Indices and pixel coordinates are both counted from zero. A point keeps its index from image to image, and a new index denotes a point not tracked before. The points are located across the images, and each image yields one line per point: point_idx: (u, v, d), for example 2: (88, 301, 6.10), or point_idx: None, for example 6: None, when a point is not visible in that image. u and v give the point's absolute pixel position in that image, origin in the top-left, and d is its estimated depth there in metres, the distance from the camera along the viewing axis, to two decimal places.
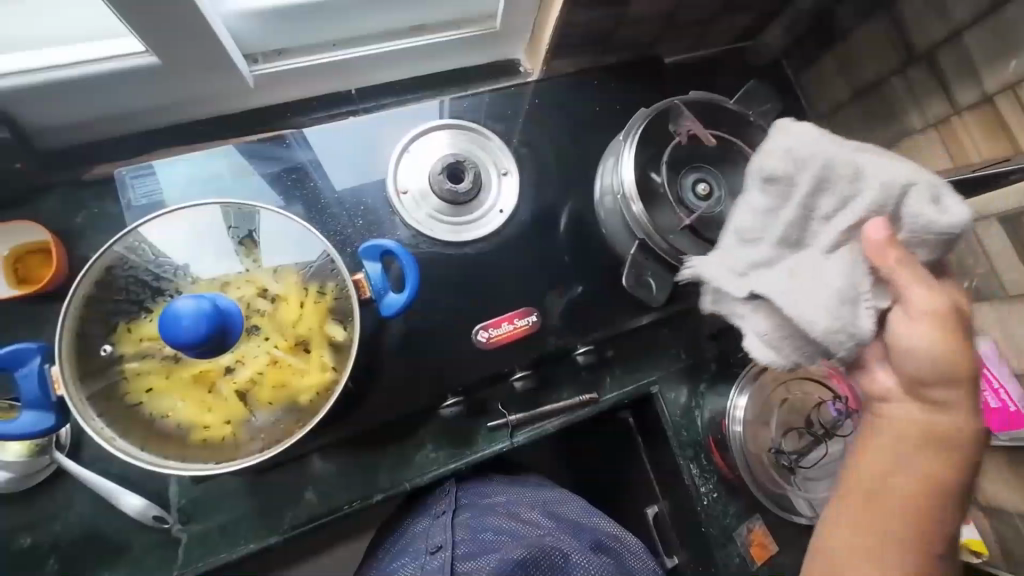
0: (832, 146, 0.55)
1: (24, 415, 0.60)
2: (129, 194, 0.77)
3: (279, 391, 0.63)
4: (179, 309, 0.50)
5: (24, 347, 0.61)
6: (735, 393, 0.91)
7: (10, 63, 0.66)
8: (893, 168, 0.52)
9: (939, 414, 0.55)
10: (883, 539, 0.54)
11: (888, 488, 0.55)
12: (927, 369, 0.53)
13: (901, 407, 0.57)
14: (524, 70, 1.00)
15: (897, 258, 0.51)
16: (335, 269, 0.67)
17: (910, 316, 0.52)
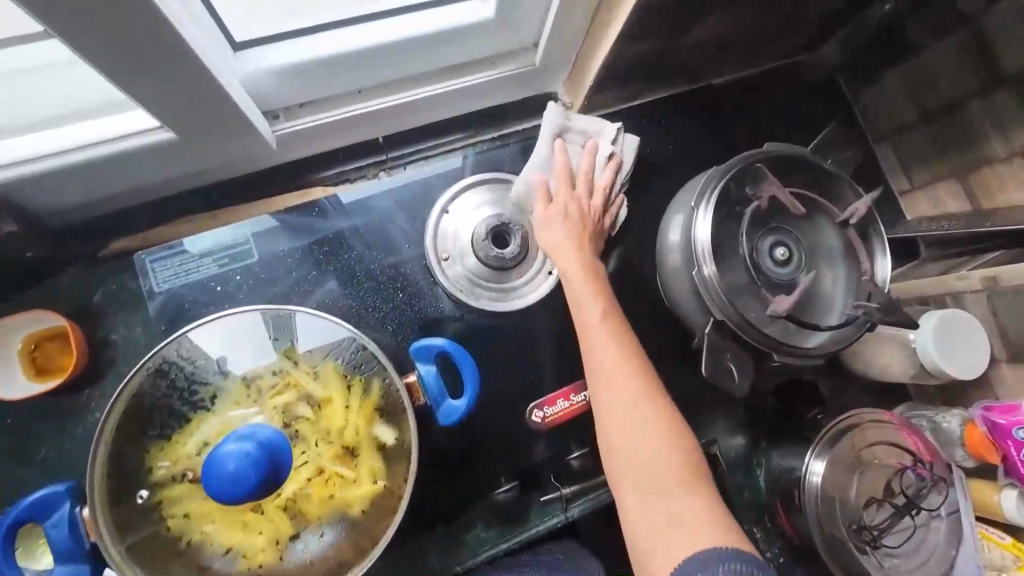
0: (553, 124, 0.79)
1: (59, 568, 0.56)
2: (150, 279, 0.74)
3: (329, 508, 0.57)
4: (224, 453, 0.45)
5: (54, 492, 0.57)
6: (812, 456, 0.81)
7: (17, 150, 0.60)
8: (543, 144, 0.78)
9: (582, 251, 0.70)
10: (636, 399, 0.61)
11: (600, 344, 0.64)
12: (563, 238, 0.71)
13: (565, 263, 0.69)
14: (563, 104, 0.92)
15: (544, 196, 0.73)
16: (383, 368, 0.61)
17: (562, 212, 0.72)
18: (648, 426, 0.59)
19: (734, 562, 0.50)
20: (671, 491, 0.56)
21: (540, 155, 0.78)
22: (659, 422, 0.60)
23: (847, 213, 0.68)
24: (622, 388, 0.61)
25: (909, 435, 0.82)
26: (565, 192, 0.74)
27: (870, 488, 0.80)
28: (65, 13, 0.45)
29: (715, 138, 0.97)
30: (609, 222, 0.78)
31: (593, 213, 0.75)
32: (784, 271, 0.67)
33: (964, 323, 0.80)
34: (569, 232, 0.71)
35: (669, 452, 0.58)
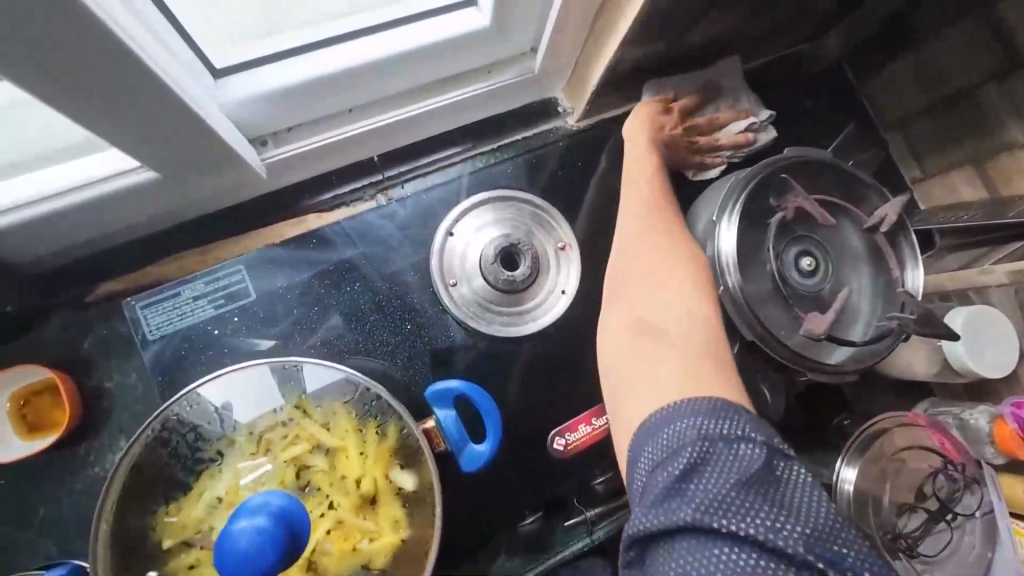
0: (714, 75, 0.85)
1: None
2: (141, 328, 0.67)
3: (351, 563, 0.54)
4: (235, 531, 0.41)
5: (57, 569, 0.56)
6: (842, 463, 0.79)
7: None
8: (684, 83, 0.84)
9: (643, 134, 0.76)
10: (669, 272, 0.60)
11: (645, 222, 0.66)
12: (652, 132, 0.76)
13: (637, 149, 0.75)
14: (563, 109, 0.88)
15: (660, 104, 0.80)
16: (398, 412, 0.57)
17: (661, 121, 0.78)
18: (667, 277, 0.60)
19: (684, 422, 0.45)
20: (671, 332, 0.54)
21: (681, 82, 0.84)
22: (681, 277, 0.60)
23: (875, 219, 0.65)
24: (656, 260, 0.62)
25: (940, 437, 0.79)
26: (683, 104, 0.81)
27: (903, 494, 0.77)
28: (19, 51, 0.41)
29: None
30: (693, 162, 0.81)
31: (688, 133, 0.80)
32: (811, 283, 0.64)
33: (989, 320, 0.78)
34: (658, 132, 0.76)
35: (687, 326, 0.55)
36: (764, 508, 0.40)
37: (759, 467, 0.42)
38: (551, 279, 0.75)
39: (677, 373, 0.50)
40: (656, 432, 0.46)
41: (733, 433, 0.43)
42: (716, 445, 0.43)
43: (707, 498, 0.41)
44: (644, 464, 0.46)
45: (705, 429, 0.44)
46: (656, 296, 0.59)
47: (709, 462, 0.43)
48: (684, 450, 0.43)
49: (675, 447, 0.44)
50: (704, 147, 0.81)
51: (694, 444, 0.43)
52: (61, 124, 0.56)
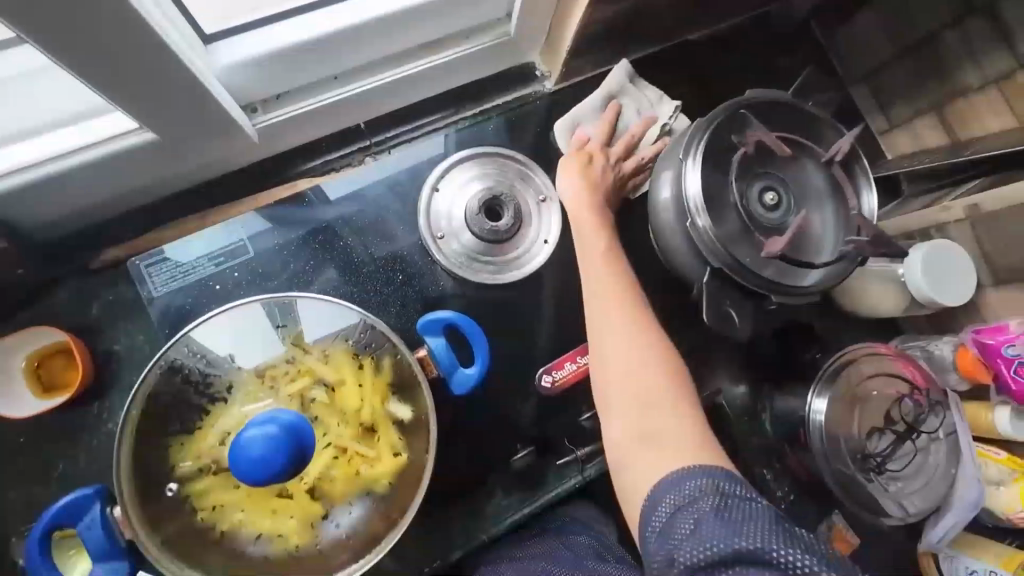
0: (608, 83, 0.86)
1: (98, 566, 0.57)
2: (148, 284, 0.72)
3: (355, 486, 0.58)
4: (246, 440, 0.45)
5: (81, 495, 0.57)
6: (812, 395, 0.84)
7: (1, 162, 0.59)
8: (584, 106, 0.85)
9: (592, 206, 0.76)
10: (631, 340, 0.65)
11: (603, 287, 0.70)
12: (584, 186, 0.77)
13: (579, 208, 0.76)
14: (541, 73, 0.91)
15: (579, 148, 0.81)
16: (394, 346, 0.62)
17: (590, 170, 0.79)
18: (632, 343, 0.65)
19: (699, 478, 0.52)
20: (648, 404, 0.61)
21: (584, 108, 0.85)
22: (648, 363, 0.64)
23: (831, 152, 0.69)
24: (619, 329, 0.66)
25: (908, 366, 0.84)
26: (599, 141, 0.82)
27: (871, 417, 0.83)
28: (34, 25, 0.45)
29: (693, 96, 0.97)
30: (626, 190, 0.84)
31: (617, 170, 0.81)
32: (774, 215, 0.68)
33: (950, 253, 0.82)
34: (597, 185, 0.77)
35: (658, 391, 0.62)
36: (781, 545, 0.45)
37: (772, 516, 0.48)
38: (533, 227, 0.80)
39: (666, 449, 0.57)
40: (661, 492, 0.53)
41: (747, 491, 0.51)
42: (731, 498, 0.50)
43: (729, 530, 0.46)
44: (664, 509, 0.52)
45: (723, 485, 0.51)
46: (627, 370, 0.64)
47: (728, 508, 0.49)
48: (705, 498, 0.50)
49: (693, 496, 0.51)
50: (633, 173, 0.83)
51: (713, 496, 0.50)
52: (70, 86, 0.59)
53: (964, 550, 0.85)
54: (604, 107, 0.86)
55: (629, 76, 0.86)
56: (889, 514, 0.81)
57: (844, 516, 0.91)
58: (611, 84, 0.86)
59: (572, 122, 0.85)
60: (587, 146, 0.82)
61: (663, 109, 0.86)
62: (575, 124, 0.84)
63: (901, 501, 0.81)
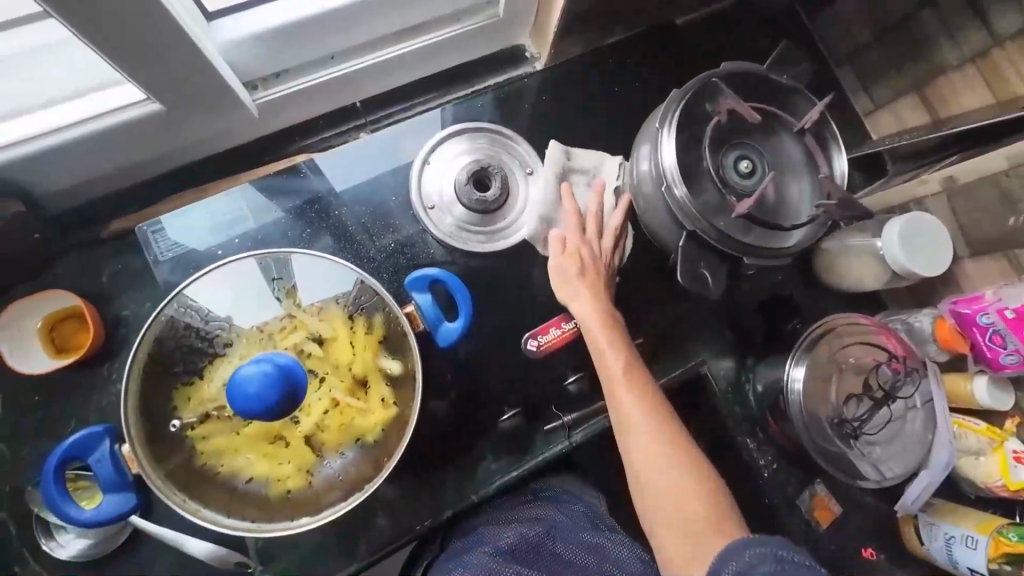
0: (548, 168, 0.84)
1: (107, 497, 0.61)
2: (153, 249, 0.76)
3: (346, 433, 0.62)
4: (244, 377, 0.49)
5: (91, 432, 0.61)
6: (791, 364, 0.87)
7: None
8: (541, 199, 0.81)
9: (598, 299, 0.74)
10: (655, 444, 0.65)
11: (620, 389, 0.69)
12: (585, 298, 0.74)
13: (584, 308, 0.74)
14: (531, 55, 0.96)
15: (563, 252, 0.77)
16: (384, 303, 0.65)
17: (584, 280, 0.75)
18: (658, 447, 0.65)
19: (758, 547, 0.55)
20: (683, 504, 0.62)
21: (541, 203, 0.82)
22: (671, 459, 0.64)
23: (802, 121, 0.72)
24: (642, 433, 0.66)
25: (886, 335, 0.87)
26: (580, 238, 0.78)
27: (848, 383, 0.86)
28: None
29: (678, 74, 0.98)
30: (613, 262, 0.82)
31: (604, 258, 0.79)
32: (748, 182, 0.71)
33: (926, 226, 0.84)
34: (597, 281, 0.75)
35: (691, 486, 0.63)
36: None
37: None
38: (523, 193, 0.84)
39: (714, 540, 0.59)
40: (719, 571, 0.55)
41: (803, 557, 0.55)
42: (791, 565, 0.53)
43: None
44: (726, 574, 0.54)
45: (782, 552, 0.55)
46: (659, 474, 0.64)
47: (789, 572, 0.52)
48: (767, 563, 0.53)
49: (754, 563, 0.54)
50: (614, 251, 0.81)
51: (774, 562, 0.53)
52: (66, 65, 0.62)
53: (943, 518, 0.85)
54: (559, 192, 0.83)
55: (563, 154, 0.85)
56: (866, 477, 0.83)
57: (828, 486, 0.91)
58: (552, 174, 0.83)
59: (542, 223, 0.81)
60: (570, 245, 0.77)
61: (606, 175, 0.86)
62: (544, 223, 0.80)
63: (877, 465, 0.83)
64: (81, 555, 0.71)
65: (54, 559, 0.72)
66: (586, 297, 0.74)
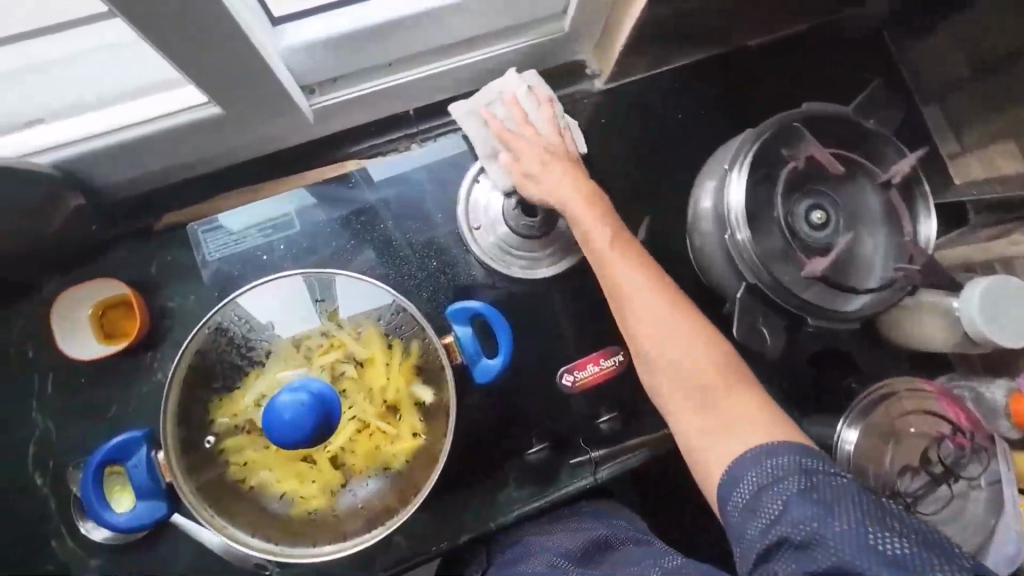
0: (459, 107, 0.79)
1: (140, 504, 0.62)
2: (203, 250, 0.78)
3: (374, 459, 0.61)
4: (280, 403, 0.48)
5: (131, 437, 0.63)
6: (844, 425, 0.82)
7: (60, 133, 0.63)
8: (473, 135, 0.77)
9: (573, 177, 0.68)
10: (659, 322, 0.62)
11: (612, 268, 0.64)
12: (559, 196, 0.68)
13: (564, 191, 0.68)
14: (592, 71, 0.91)
15: (522, 169, 0.70)
16: (422, 330, 0.64)
17: (553, 172, 0.69)
18: (665, 325, 0.62)
19: (783, 455, 0.52)
20: (697, 379, 0.60)
21: (479, 141, 0.77)
22: (681, 333, 0.61)
23: (889, 173, 0.66)
24: (645, 308, 0.62)
25: (951, 405, 0.80)
26: (530, 152, 0.70)
27: (906, 455, 0.79)
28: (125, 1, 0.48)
29: (747, 103, 0.92)
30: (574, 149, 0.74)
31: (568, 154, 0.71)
32: (819, 234, 0.66)
33: (1018, 291, 0.75)
34: (574, 165, 0.70)
35: (703, 360, 0.60)
36: (876, 524, 0.46)
37: (861, 493, 0.49)
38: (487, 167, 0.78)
39: (740, 424, 0.56)
40: (736, 477, 0.53)
41: (831, 467, 0.51)
42: (818, 476, 0.50)
43: (823, 514, 0.47)
44: (745, 489, 0.52)
45: (807, 461, 0.51)
46: (670, 348, 0.61)
47: (815, 486, 0.49)
48: (793, 478, 0.50)
49: (778, 475, 0.51)
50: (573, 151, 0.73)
51: (798, 476, 0.50)
52: (119, 68, 0.62)
53: None
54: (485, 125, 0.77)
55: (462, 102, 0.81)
56: None
57: None
58: (484, 101, 0.78)
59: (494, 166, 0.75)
60: (524, 160, 0.70)
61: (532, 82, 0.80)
62: (495, 163, 0.75)
63: None
64: (112, 539, 0.73)
65: (90, 540, 0.74)
66: (558, 177, 0.68)
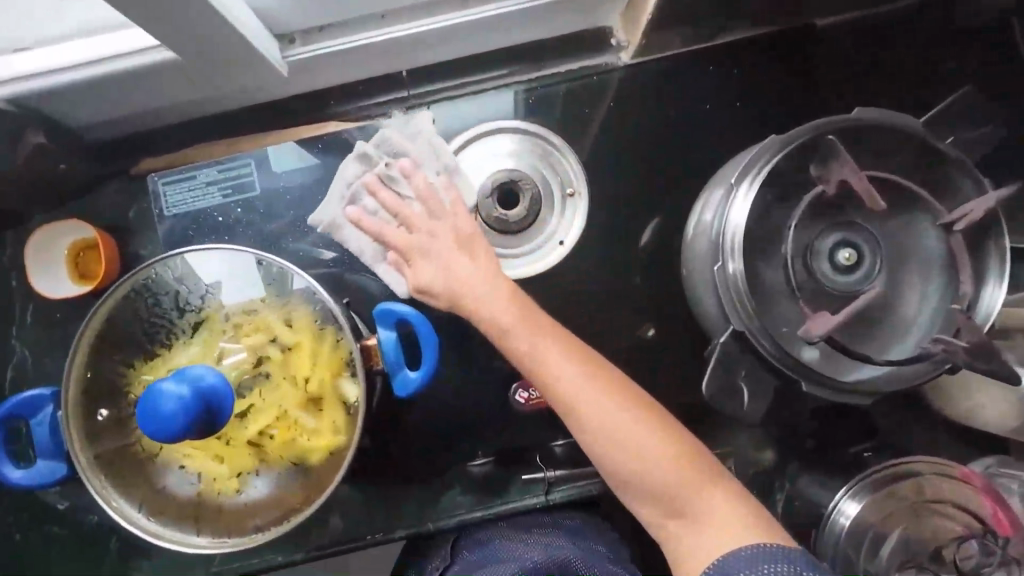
0: (332, 208, 0.69)
1: (41, 462, 0.59)
2: (162, 202, 0.72)
3: (289, 452, 0.57)
4: (161, 391, 0.44)
5: (39, 393, 0.59)
6: (844, 495, 0.68)
7: (8, 66, 0.60)
8: (353, 239, 0.68)
9: (479, 271, 0.60)
10: (615, 424, 0.56)
11: (553, 367, 0.57)
12: (471, 310, 0.60)
13: (474, 286, 0.60)
14: (617, 42, 0.77)
15: (426, 279, 0.62)
16: (340, 324, 0.58)
17: (457, 271, 0.60)
18: (622, 428, 0.56)
19: (781, 562, 0.50)
20: (666, 483, 0.55)
21: (367, 246, 0.68)
22: (640, 429, 0.56)
23: (956, 215, 0.51)
24: (599, 408, 0.56)
25: (988, 497, 0.64)
26: (424, 261, 0.62)
27: (909, 545, 0.64)
28: None
29: (802, 96, 0.75)
30: (468, 216, 0.63)
31: (467, 232, 0.62)
32: (845, 279, 0.52)
33: None
34: (473, 245, 0.61)
35: (668, 456, 0.55)
36: None
37: None
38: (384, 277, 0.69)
39: (719, 523, 0.54)
40: None
41: None
42: None
43: None
44: None
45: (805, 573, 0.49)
46: (633, 450, 0.55)
47: None
48: None
49: None
50: (464, 226, 0.62)
51: None
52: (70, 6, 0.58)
53: None
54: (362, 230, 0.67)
55: (319, 209, 0.69)
56: None
57: None
58: (355, 191, 0.68)
59: (392, 278, 0.68)
60: (424, 263, 0.62)
61: (416, 147, 0.70)
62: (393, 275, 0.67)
63: None
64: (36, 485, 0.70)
65: None
66: (450, 277, 0.60)
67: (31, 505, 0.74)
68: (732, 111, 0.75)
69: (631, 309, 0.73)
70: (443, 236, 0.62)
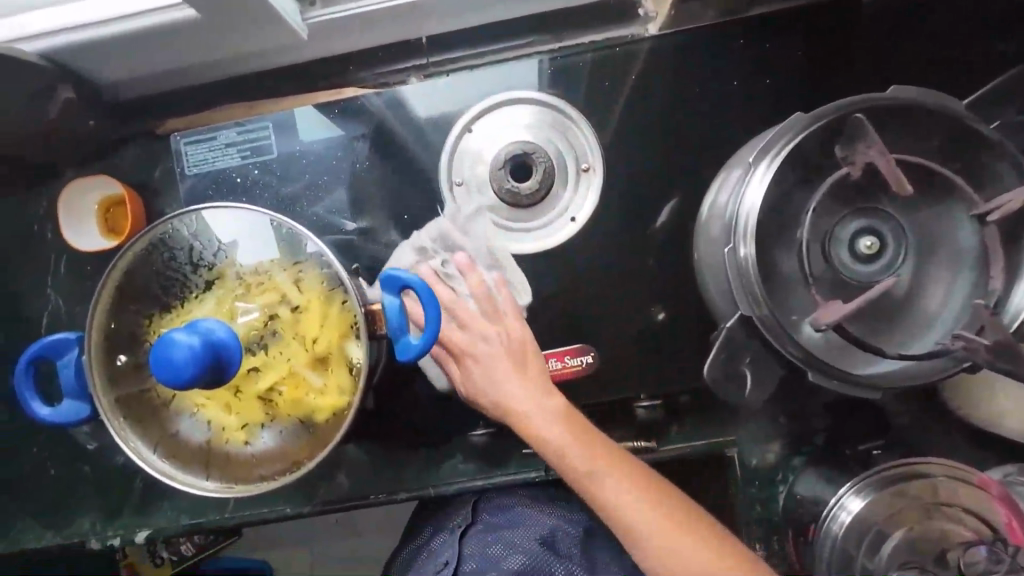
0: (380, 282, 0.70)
1: (66, 402, 0.63)
2: (183, 161, 0.74)
3: (297, 409, 0.60)
4: (172, 341, 0.46)
5: (64, 338, 0.63)
6: (848, 491, 0.67)
7: (47, 20, 0.63)
8: None
9: (528, 381, 0.63)
10: (644, 514, 0.57)
11: (581, 460, 0.59)
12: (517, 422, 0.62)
13: (524, 401, 0.62)
14: (644, 13, 0.75)
15: (474, 384, 0.64)
16: (346, 287, 0.60)
17: (509, 385, 0.63)
18: (651, 519, 0.57)
19: None
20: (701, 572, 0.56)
21: None
22: (667, 517, 0.58)
23: (991, 205, 0.47)
24: (626, 497, 0.58)
25: (1002, 504, 0.63)
26: (475, 369, 0.64)
27: (914, 548, 0.61)
28: None
29: (838, 74, 0.71)
30: (523, 329, 0.65)
31: (518, 344, 0.64)
32: (865, 268, 0.50)
33: None
34: (525, 359, 0.64)
35: (697, 542, 0.57)
36: None
37: None
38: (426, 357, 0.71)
39: None
40: None
41: None
42: None
43: None
44: None
45: None
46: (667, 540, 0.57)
47: None
48: None
49: None
50: (517, 338, 0.65)
51: None
52: None
53: None
54: None
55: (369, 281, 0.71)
56: None
57: None
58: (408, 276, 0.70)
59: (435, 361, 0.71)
60: (475, 369, 0.64)
61: (472, 242, 0.71)
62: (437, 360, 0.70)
63: None
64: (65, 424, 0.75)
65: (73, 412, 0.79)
66: (498, 386, 0.63)
67: (63, 442, 0.79)
68: (760, 88, 0.71)
69: (641, 291, 0.72)
70: (496, 347, 0.64)
